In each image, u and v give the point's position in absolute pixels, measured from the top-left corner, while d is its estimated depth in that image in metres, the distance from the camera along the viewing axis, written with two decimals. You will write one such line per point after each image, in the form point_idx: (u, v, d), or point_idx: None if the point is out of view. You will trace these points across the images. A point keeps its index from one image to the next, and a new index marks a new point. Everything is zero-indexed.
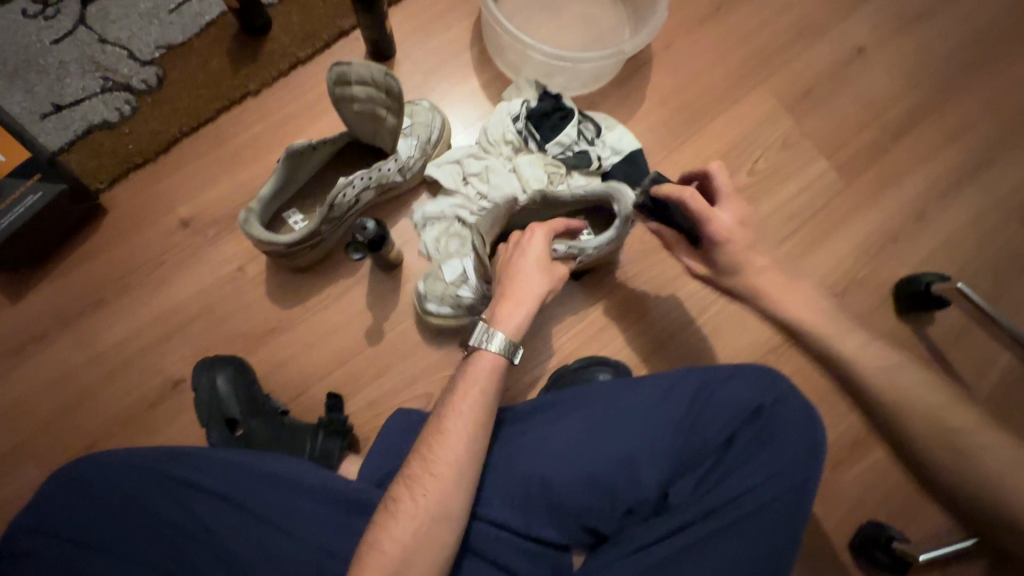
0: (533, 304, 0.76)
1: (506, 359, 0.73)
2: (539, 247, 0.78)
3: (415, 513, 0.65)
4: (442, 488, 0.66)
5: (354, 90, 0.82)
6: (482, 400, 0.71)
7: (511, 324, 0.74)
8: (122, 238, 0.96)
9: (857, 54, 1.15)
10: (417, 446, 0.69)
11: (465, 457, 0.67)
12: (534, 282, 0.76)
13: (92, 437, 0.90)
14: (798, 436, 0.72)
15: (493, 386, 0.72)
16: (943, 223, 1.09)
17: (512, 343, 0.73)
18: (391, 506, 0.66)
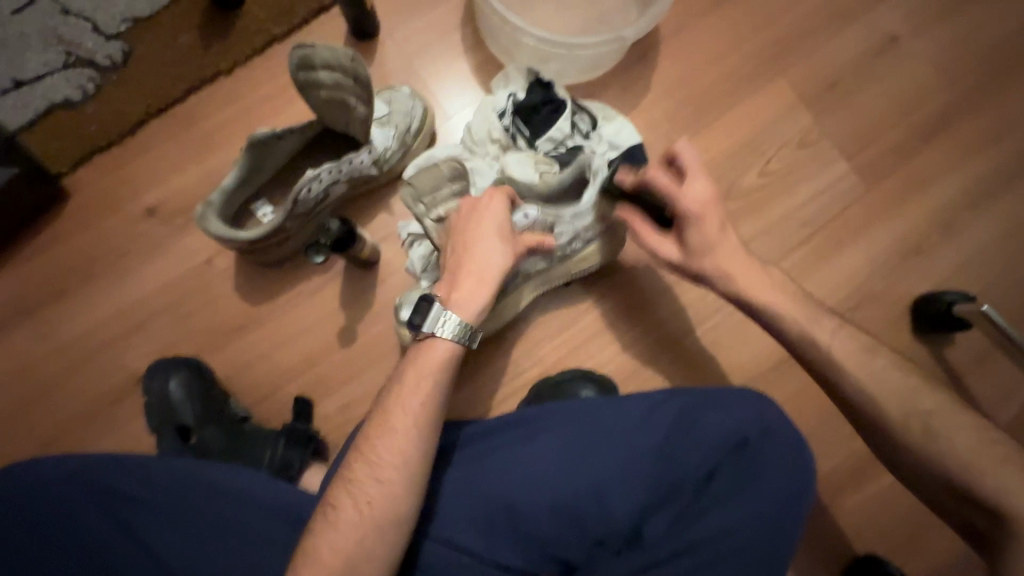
0: (491, 282, 0.69)
1: (461, 343, 0.67)
2: (494, 218, 0.72)
3: (349, 532, 0.60)
4: (380, 507, 0.60)
5: (319, 75, 0.75)
6: (434, 413, 0.64)
7: (467, 304, 0.68)
8: (85, 224, 0.91)
9: (888, 44, 1.04)
10: (354, 456, 0.64)
11: (405, 474, 0.62)
12: (491, 254, 0.70)
13: (54, 430, 0.87)
14: (785, 475, 0.64)
15: (447, 398, 0.65)
16: (972, 234, 0.99)
17: (470, 329, 0.67)
18: (324, 520, 0.61)
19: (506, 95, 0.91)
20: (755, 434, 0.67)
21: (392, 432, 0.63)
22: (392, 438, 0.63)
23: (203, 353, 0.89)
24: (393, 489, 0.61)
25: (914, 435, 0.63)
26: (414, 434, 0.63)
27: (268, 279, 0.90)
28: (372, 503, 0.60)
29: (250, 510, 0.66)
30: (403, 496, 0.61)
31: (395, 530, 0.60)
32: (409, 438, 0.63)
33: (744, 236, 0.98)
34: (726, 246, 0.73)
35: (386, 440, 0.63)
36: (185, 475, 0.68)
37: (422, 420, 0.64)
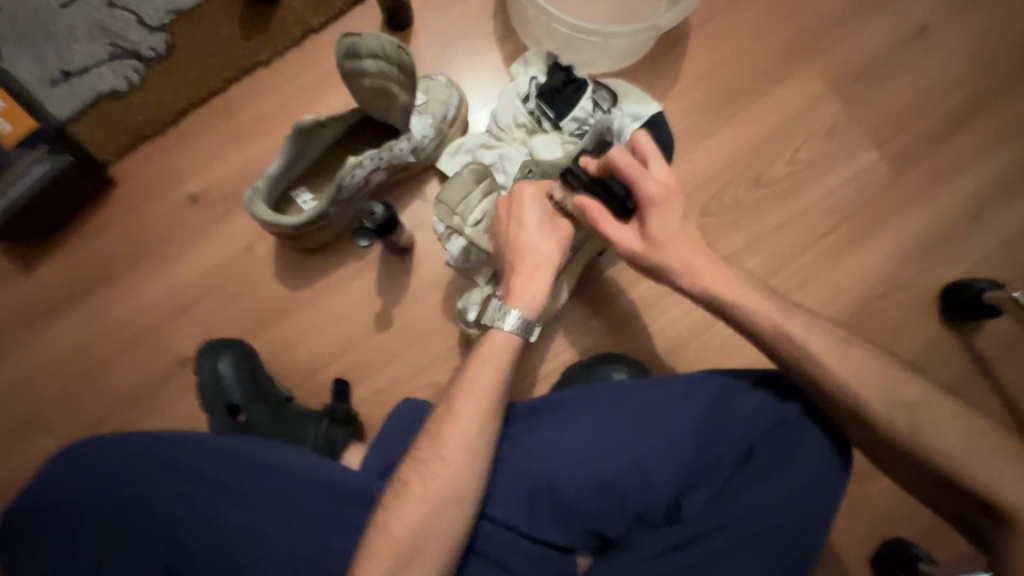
0: (546, 273, 0.71)
1: (521, 336, 0.70)
2: (533, 212, 0.73)
3: (416, 510, 0.62)
4: (448, 488, 0.63)
5: (364, 64, 0.77)
6: (488, 387, 0.67)
7: (529, 301, 0.70)
8: (131, 212, 0.94)
9: (917, 33, 1.04)
10: (422, 440, 0.66)
11: (472, 459, 0.65)
12: (545, 248, 0.72)
13: (104, 410, 0.91)
14: (825, 455, 0.65)
15: (502, 374, 0.68)
16: (1001, 223, 0.99)
17: (530, 321, 0.70)
18: (392, 499, 0.63)
19: (528, 79, 0.92)
20: (795, 416, 0.67)
21: (461, 419, 0.65)
22: (460, 424, 0.65)
23: (245, 337, 0.92)
24: (459, 472, 0.64)
25: (896, 423, 0.61)
26: (480, 421, 0.66)
27: (308, 264, 0.92)
28: (436, 484, 0.63)
29: (302, 484, 0.69)
30: (467, 476, 0.64)
31: (459, 510, 0.63)
32: (476, 424, 0.65)
33: (771, 223, 0.99)
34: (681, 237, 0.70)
35: (453, 425, 0.65)
36: (238, 451, 0.70)
37: (489, 408, 0.66)
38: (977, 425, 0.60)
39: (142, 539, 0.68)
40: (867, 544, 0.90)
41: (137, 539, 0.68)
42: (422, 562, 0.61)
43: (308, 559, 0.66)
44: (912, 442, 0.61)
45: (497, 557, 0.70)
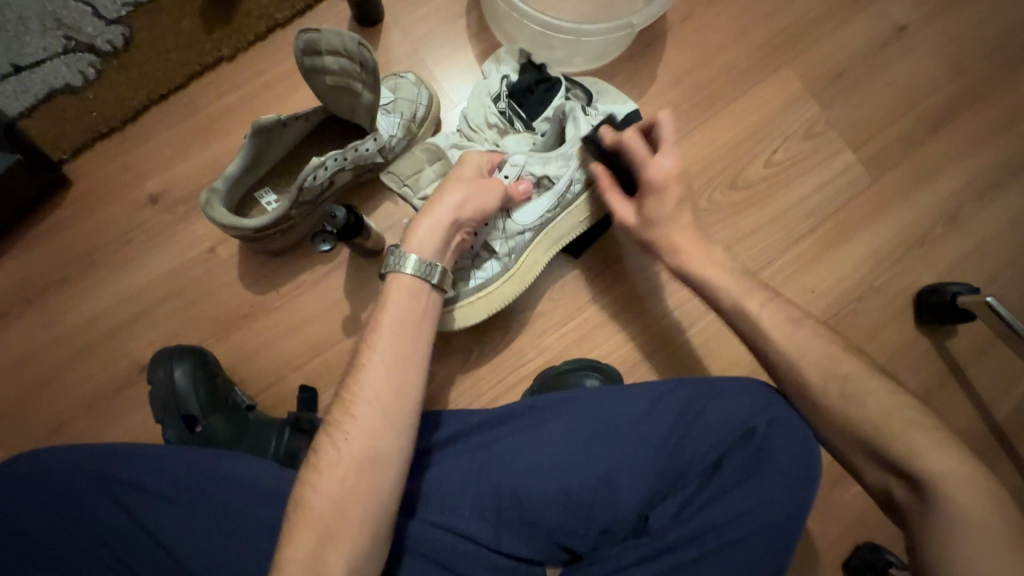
0: (445, 217, 0.73)
1: (424, 279, 0.70)
2: (459, 170, 0.77)
3: (333, 480, 0.60)
4: (365, 449, 0.61)
5: (326, 61, 0.74)
6: (396, 339, 0.66)
7: (421, 241, 0.71)
8: (88, 212, 0.91)
9: (896, 34, 1.03)
10: (335, 408, 0.65)
11: (386, 418, 0.62)
12: (454, 195, 0.74)
13: (59, 419, 0.87)
14: (792, 464, 0.64)
15: (413, 322, 0.68)
16: (977, 227, 0.99)
17: (430, 265, 0.70)
18: (311, 472, 0.61)
19: (499, 77, 0.89)
20: (762, 422, 0.66)
21: (369, 375, 0.64)
22: (370, 380, 0.64)
23: (207, 343, 0.89)
24: (374, 432, 0.61)
25: (857, 405, 0.63)
26: (391, 374, 0.64)
27: (273, 268, 0.90)
28: (351, 446, 0.61)
29: (258, 499, 0.66)
30: (385, 436, 0.62)
31: (381, 476, 0.61)
32: (389, 379, 0.64)
33: (748, 226, 0.98)
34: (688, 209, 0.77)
35: (364, 384, 0.64)
36: (189, 464, 0.67)
37: (400, 360, 0.65)
38: (928, 423, 0.60)
39: (87, 560, 0.65)
40: (839, 550, 0.90)
41: (81, 560, 0.65)
42: (347, 534, 0.58)
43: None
44: (854, 434, 0.63)
45: (445, 564, 0.67)
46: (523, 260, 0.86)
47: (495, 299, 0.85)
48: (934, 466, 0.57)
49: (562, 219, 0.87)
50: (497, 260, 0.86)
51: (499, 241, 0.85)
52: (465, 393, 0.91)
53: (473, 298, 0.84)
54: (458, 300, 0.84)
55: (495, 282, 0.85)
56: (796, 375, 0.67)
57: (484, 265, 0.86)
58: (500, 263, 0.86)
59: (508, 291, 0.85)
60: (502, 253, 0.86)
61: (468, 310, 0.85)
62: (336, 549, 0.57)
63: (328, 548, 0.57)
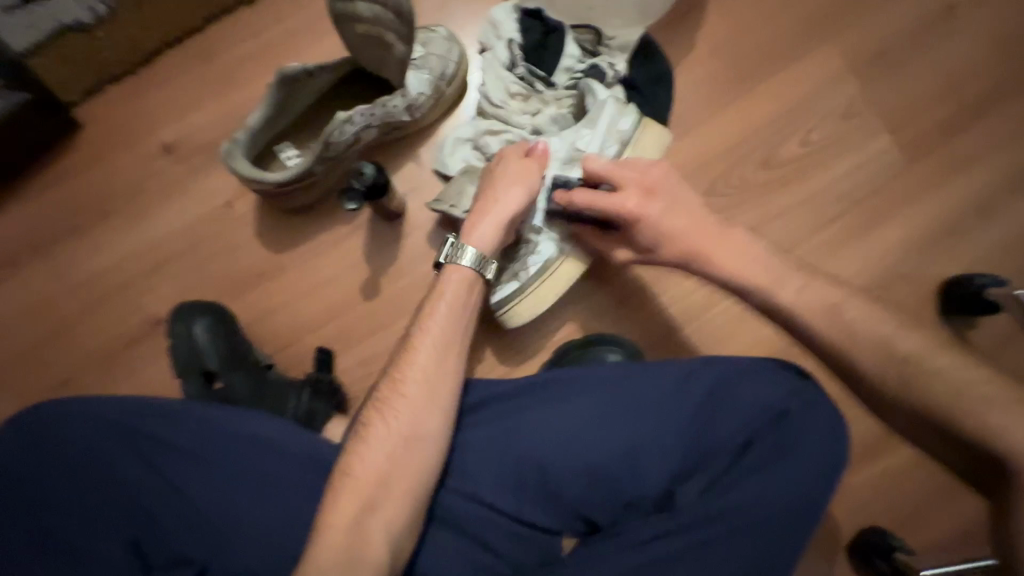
0: (503, 219, 0.72)
1: (478, 273, 0.71)
2: (506, 166, 0.75)
3: (381, 451, 0.62)
4: (410, 428, 0.62)
5: (358, 6, 0.69)
6: (449, 324, 0.68)
7: (481, 236, 0.71)
8: (101, 160, 0.88)
9: (945, 13, 0.99)
10: (383, 386, 0.66)
11: (434, 395, 0.64)
12: (510, 197, 0.72)
13: (70, 371, 0.86)
14: (821, 450, 0.63)
15: (463, 306, 0.70)
16: (1011, 218, 0.97)
17: (482, 258, 0.70)
18: (358, 442, 0.62)
19: (504, 43, 0.85)
20: (791, 401, 0.66)
21: (418, 354, 0.66)
22: (420, 364, 0.65)
23: (223, 300, 0.87)
24: (420, 412, 0.63)
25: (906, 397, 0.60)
26: (439, 359, 0.66)
27: (294, 227, 0.87)
28: (399, 423, 0.62)
29: (280, 458, 0.65)
30: (432, 412, 0.64)
31: (425, 448, 0.62)
32: (436, 365, 0.66)
33: (778, 207, 0.96)
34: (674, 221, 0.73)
35: (414, 366, 0.65)
36: (215, 420, 0.66)
37: (448, 345, 0.67)
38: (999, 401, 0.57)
39: (106, 514, 0.64)
40: (847, 531, 0.91)
41: (101, 513, 0.64)
42: (390, 504, 0.60)
43: (285, 538, 0.63)
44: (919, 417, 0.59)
45: (467, 529, 0.69)
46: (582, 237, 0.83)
47: (559, 279, 0.83)
48: (994, 425, 0.55)
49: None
50: (549, 239, 0.83)
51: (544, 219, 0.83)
52: (482, 362, 0.90)
53: (537, 282, 0.82)
54: (524, 290, 0.82)
55: (555, 262, 0.82)
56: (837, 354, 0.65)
57: (538, 248, 0.82)
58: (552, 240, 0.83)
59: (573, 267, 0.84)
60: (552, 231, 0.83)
61: (533, 298, 0.83)
62: (376, 518, 0.59)
63: (368, 519, 0.58)
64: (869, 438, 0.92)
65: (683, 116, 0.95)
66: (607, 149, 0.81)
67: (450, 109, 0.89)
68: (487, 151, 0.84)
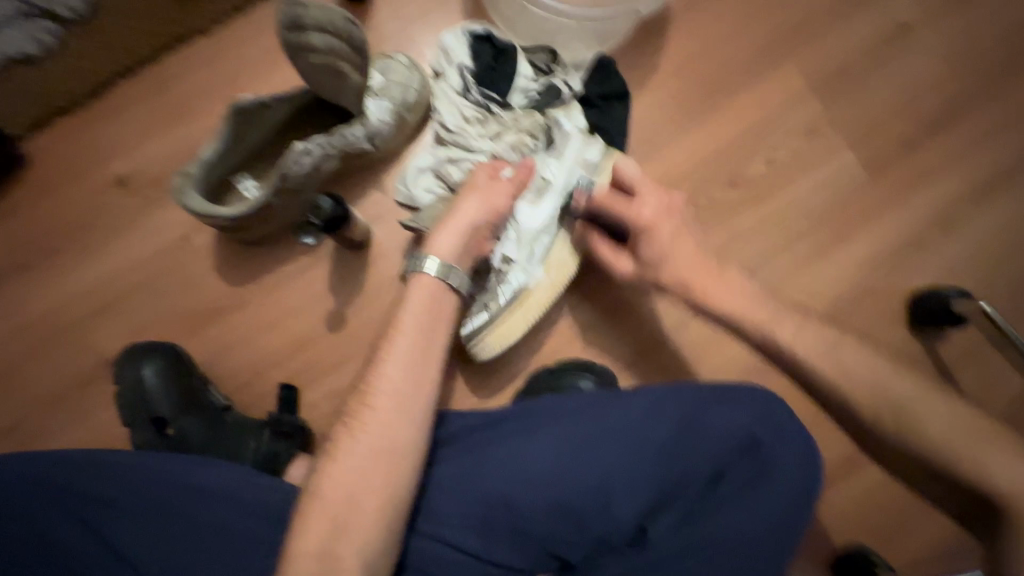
0: (468, 227, 0.71)
1: (442, 281, 0.68)
2: (473, 180, 0.75)
3: (349, 469, 0.58)
4: (382, 442, 0.59)
5: (310, 38, 0.68)
6: (421, 336, 0.65)
7: (442, 246, 0.69)
8: (48, 195, 0.84)
9: (898, 33, 1.01)
10: (353, 399, 0.63)
11: (406, 407, 0.61)
12: (472, 205, 0.72)
13: (15, 417, 0.81)
14: (793, 478, 0.63)
15: (435, 313, 0.67)
16: (972, 230, 0.99)
17: (447, 266, 0.68)
18: (327, 461, 0.59)
19: (456, 69, 0.84)
20: (766, 435, 0.65)
21: (389, 366, 0.63)
22: (389, 375, 0.62)
23: (180, 337, 0.83)
24: (392, 424, 0.60)
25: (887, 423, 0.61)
26: (412, 367, 0.63)
27: (254, 259, 0.84)
28: (369, 438, 0.59)
29: (234, 509, 0.62)
30: (403, 427, 0.60)
31: (398, 461, 0.59)
32: (407, 373, 0.62)
33: (747, 225, 0.96)
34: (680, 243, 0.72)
35: (384, 375, 0.62)
36: (165, 469, 0.63)
37: (419, 358, 0.63)
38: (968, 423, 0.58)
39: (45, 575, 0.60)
40: (827, 552, 0.89)
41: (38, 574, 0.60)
42: (360, 525, 0.56)
43: None
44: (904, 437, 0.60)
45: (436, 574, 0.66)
46: (551, 263, 0.82)
47: (532, 308, 0.82)
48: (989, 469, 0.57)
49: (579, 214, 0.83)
50: (519, 267, 0.81)
51: (514, 247, 0.81)
52: (454, 391, 0.88)
53: (508, 312, 0.81)
54: (495, 320, 0.81)
55: (527, 289, 0.82)
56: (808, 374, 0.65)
57: (508, 279, 0.81)
58: (520, 268, 0.81)
59: (545, 294, 0.82)
60: (521, 259, 0.81)
61: (504, 329, 0.81)
62: (349, 542, 0.56)
63: (340, 541, 0.56)
64: (847, 456, 0.91)
65: (650, 138, 0.95)
66: (574, 174, 0.82)
67: (413, 137, 0.87)
68: (450, 180, 0.83)
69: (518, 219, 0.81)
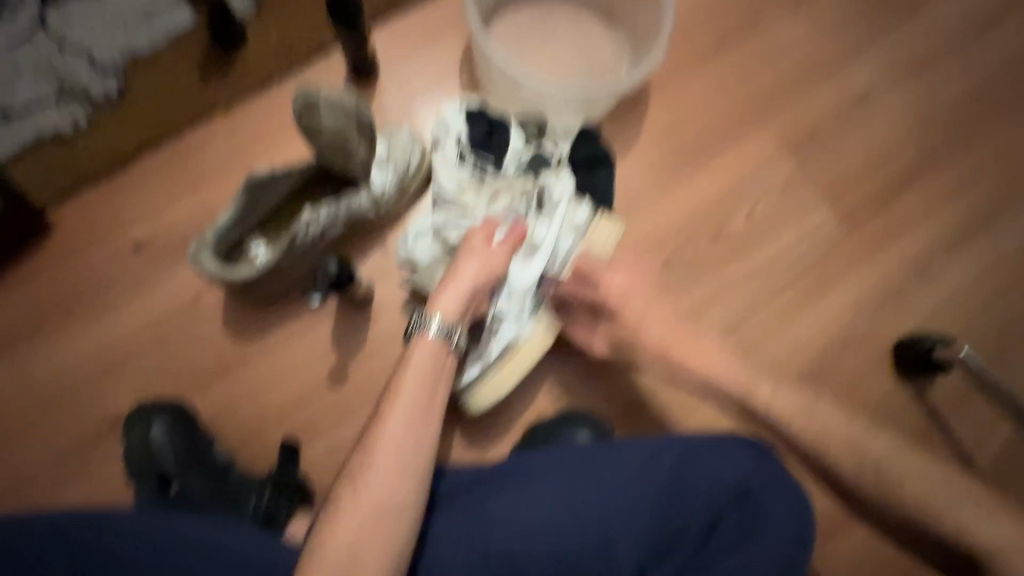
0: (465, 290, 0.75)
1: (445, 340, 0.71)
2: (471, 244, 0.80)
3: (349, 527, 0.59)
4: (383, 498, 0.61)
5: (322, 118, 0.75)
6: (422, 393, 0.67)
7: (444, 308, 0.73)
8: (67, 261, 0.89)
9: (861, 99, 1.09)
10: (354, 455, 0.64)
11: (406, 463, 0.63)
12: (471, 269, 0.77)
13: (23, 477, 0.83)
14: (786, 529, 0.64)
15: (437, 370, 0.70)
16: (947, 279, 1.04)
17: (449, 326, 0.72)
18: (328, 519, 0.60)
19: (453, 140, 0.91)
20: (756, 482, 0.67)
21: (391, 422, 0.65)
22: (390, 431, 0.64)
23: (186, 395, 0.86)
24: (393, 480, 0.61)
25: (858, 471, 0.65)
26: (413, 423, 0.65)
27: (260, 318, 0.88)
28: (370, 494, 0.61)
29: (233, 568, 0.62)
30: (404, 483, 0.62)
31: (397, 517, 0.60)
32: (409, 430, 0.64)
33: (731, 278, 1.01)
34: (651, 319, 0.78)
35: (386, 431, 0.64)
36: (165, 529, 0.63)
37: (420, 414, 0.66)
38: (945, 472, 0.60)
39: None
40: None
41: None
42: None
43: None
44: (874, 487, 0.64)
45: None
46: (540, 319, 0.87)
47: (520, 361, 0.86)
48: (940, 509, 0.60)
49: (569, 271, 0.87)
50: (510, 322, 0.86)
51: (506, 303, 0.86)
52: (453, 444, 0.89)
53: (499, 365, 0.85)
54: (487, 372, 0.85)
55: (516, 344, 0.86)
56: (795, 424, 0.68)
57: (499, 332, 0.86)
58: (512, 323, 0.86)
59: (536, 348, 0.86)
60: (512, 314, 0.86)
61: (495, 381, 0.85)
62: None
63: None
64: (843, 504, 0.92)
65: (635, 198, 1.02)
66: (563, 237, 0.88)
67: (413, 202, 0.93)
68: (449, 242, 0.88)
69: (510, 277, 0.86)
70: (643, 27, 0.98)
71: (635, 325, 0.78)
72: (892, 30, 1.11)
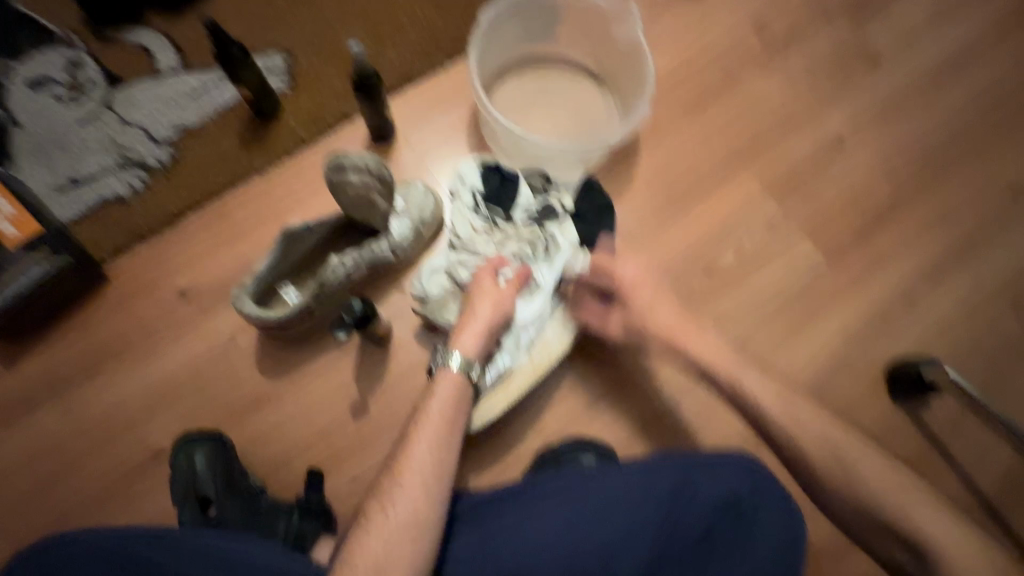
0: (482, 325, 0.83)
1: (466, 375, 0.79)
2: (484, 283, 0.87)
3: (379, 542, 0.65)
4: (410, 515, 0.66)
5: (348, 176, 0.85)
6: (444, 421, 0.74)
7: (465, 343, 0.81)
8: (118, 308, 0.99)
9: (836, 142, 1.19)
10: (384, 477, 0.71)
11: (430, 484, 0.69)
12: (485, 306, 0.84)
13: (77, 506, 0.91)
14: (776, 532, 0.70)
15: (457, 403, 0.77)
16: (930, 306, 1.10)
17: (469, 361, 0.79)
18: (360, 535, 0.66)
19: (469, 191, 1.02)
20: (746, 491, 0.72)
21: (416, 448, 0.71)
22: (416, 455, 0.71)
23: (222, 428, 0.94)
24: (419, 499, 0.68)
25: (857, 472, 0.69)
26: (436, 449, 0.71)
27: (289, 355, 0.97)
28: (398, 513, 0.66)
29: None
30: (428, 502, 0.68)
31: (423, 533, 0.66)
32: (432, 454, 0.71)
33: (722, 310, 1.08)
34: (657, 309, 0.85)
35: (412, 455, 0.71)
36: (214, 547, 0.70)
37: (442, 441, 0.72)
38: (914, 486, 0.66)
39: None
40: None
41: None
42: None
43: None
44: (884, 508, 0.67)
45: None
46: (534, 352, 0.95)
47: (512, 388, 0.93)
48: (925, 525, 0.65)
49: (561, 313, 0.97)
50: (506, 354, 0.93)
51: (509, 337, 0.94)
52: (468, 471, 0.95)
53: (492, 390, 0.93)
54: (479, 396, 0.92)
55: (511, 372, 0.94)
56: (795, 445, 0.73)
57: (496, 362, 0.93)
58: (508, 355, 0.94)
59: (527, 377, 0.94)
60: (510, 346, 0.94)
61: (488, 404, 0.93)
62: None
63: None
64: None
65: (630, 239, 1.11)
66: (561, 281, 0.98)
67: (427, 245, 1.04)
68: (460, 280, 0.97)
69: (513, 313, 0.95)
70: (631, 87, 1.10)
71: (643, 310, 0.86)
72: (861, 80, 1.22)
